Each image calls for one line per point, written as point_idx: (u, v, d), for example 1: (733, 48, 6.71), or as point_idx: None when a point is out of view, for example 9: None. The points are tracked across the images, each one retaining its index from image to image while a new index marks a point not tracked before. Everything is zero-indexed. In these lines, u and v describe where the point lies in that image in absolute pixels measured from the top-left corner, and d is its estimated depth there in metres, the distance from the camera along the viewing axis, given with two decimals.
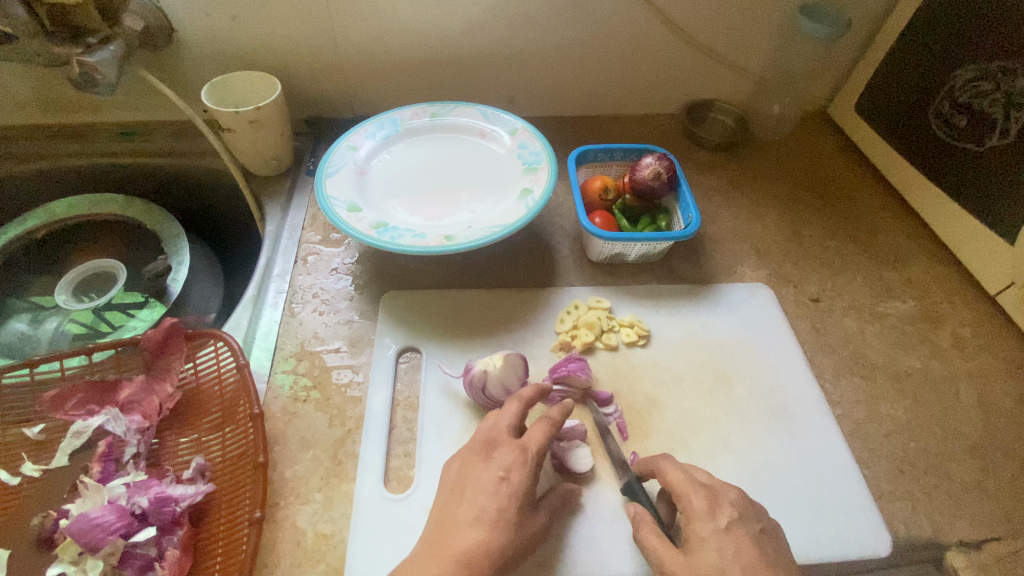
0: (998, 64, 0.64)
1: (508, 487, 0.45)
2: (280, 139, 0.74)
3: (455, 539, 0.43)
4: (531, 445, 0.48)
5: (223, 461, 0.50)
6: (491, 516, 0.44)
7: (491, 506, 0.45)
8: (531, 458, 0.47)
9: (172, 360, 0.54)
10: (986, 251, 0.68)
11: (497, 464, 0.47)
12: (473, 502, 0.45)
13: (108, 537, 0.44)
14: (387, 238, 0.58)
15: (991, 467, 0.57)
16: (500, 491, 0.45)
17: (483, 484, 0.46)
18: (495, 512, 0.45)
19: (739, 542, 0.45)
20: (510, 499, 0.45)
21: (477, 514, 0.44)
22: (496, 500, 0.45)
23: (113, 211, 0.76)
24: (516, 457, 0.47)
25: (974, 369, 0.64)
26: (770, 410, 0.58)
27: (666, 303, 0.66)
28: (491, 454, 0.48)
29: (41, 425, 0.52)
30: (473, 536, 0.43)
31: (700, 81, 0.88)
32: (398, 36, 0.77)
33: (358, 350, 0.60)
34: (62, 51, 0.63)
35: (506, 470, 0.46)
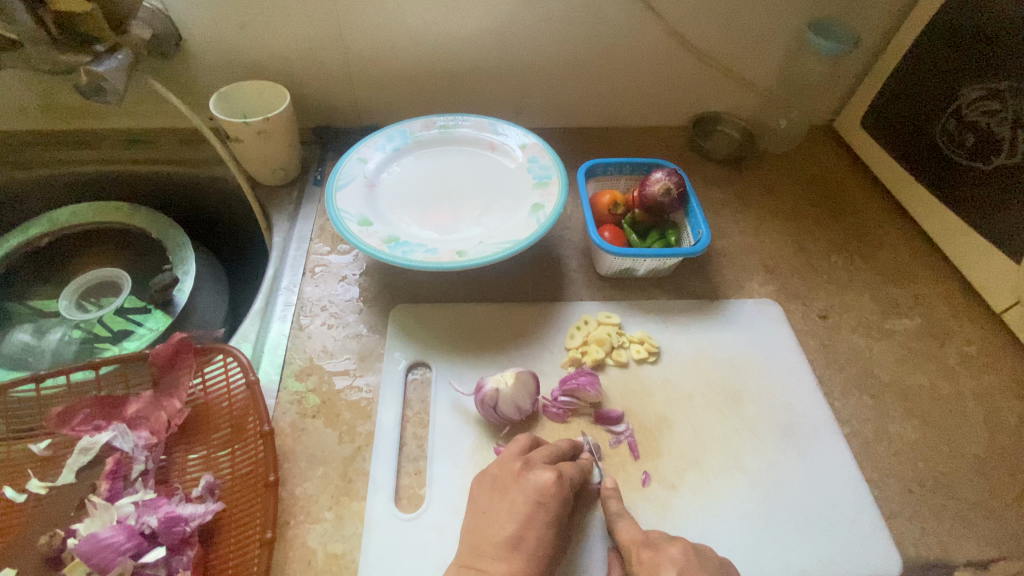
0: (1004, 84, 0.65)
1: (544, 511, 0.47)
2: (287, 149, 0.74)
3: (489, 566, 0.45)
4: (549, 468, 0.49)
5: (233, 479, 0.49)
6: (527, 544, 0.46)
7: (525, 532, 0.46)
8: (566, 485, 0.49)
9: (181, 375, 0.54)
10: (992, 269, 0.69)
11: (532, 486, 0.48)
12: (506, 526, 0.46)
13: (118, 559, 0.43)
14: (398, 253, 0.58)
15: (998, 486, 0.57)
16: (535, 517, 0.47)
17: (517, 508, 0.47)
18: (530, 538, 0.46)
19: None
20: (546, 526, 0.47)
21: (511, 538, 0.46)
22: (533, 526, 0.46)
23: (117, 220, 0.75)
24: (553, 481, 0.48)
25: (980, 387, 0.64)
26: (780, 428, 0.58)
27: (675, 318, 0.66)
28: (525, 475, 0.48)
29: (46, 441, 0.52)
30: (507, 564, 0.45)
31: (707, 95, 0.88)
32: (406, 46, 0.77)
33: (367, 365, 0.60)
34: (67, 59, 0.62)
35: (541, 495, 0.47)
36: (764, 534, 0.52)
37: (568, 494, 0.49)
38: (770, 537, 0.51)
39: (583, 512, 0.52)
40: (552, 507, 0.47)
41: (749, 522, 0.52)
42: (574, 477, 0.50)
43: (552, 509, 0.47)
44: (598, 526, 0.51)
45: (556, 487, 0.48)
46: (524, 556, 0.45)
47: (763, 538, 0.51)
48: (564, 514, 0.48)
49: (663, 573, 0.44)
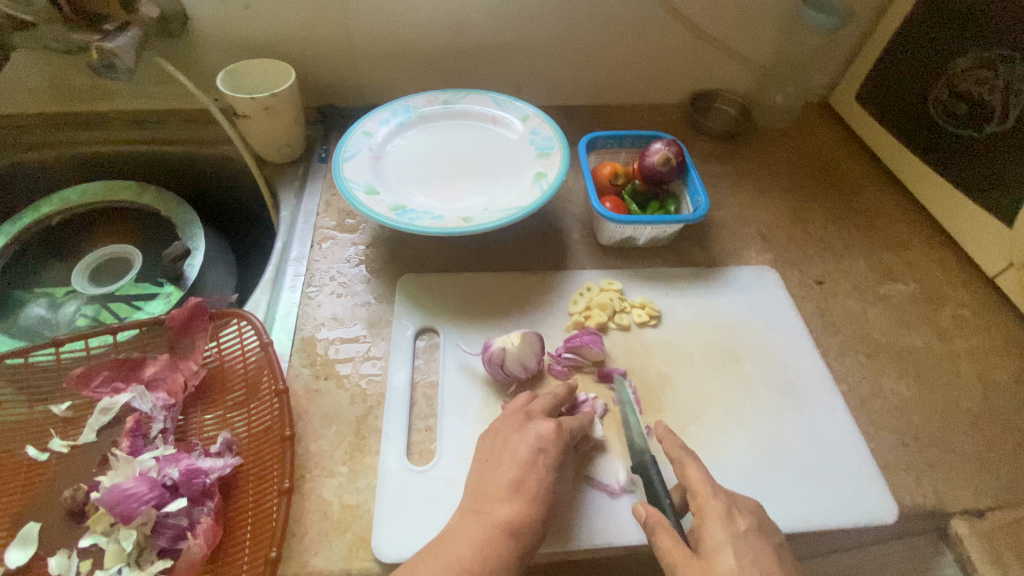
0: (996, 53, 0.66)
1: (543, 457, 0.48)
2: (293, 126, 0.75)
3: (495, 510, 0.45)
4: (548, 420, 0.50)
5: (250, 436, 0.51)
6: (528, 486, 0.47)
7: (526, 476, 0.47)
8: (565, 434, 0.50)
9: (196, 339, 0.55)
10: (985, 234, 0.70)
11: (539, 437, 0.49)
12: (509, 470, 0.47)
13: (141, 508, 0.44)
14: (405, 220, 0.60)
15: (992, 440, 0.59)
16: (535, 461, 0.48)
17: (518, 454, 0.48)
18: (531, 482, 0.47)
19: (764, 520, 0.46)
20: (547, 469, 0.48)
21: (513, 481, 0.47)
22: (534, 471, 0.47)
23: (127, 198, 0.76)
24: (553, 430, 0.49)
25: (974, 347, 0.66)
26: (779, 386, 0.60)
27: (675, 284, 0.68)
28: (526, 426, 0.50)
29: (68, 403, 0.53)
30: (512, 507, 0.45)
31: (705, 71, 0.90)
32: (408, 25, 0.78)
33: (377, 331, 0.61)
34: (81, 37, 0.66)
35: (542, 445, 0.49)
36: (764, 484, 0.53)
37: (566, 442, 0.50)
38: (770, 487, 0.53)
39: (585, 463, 0.53)
40: (554, 450, 0.49)
41: (749, 473, 0.54)
42: (574, 427, 0.51)
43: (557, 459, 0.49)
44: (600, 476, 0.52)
45: (555, 435, 0.49)
46: (525, 499, 0.46)
47: (762, 487, 0.53)
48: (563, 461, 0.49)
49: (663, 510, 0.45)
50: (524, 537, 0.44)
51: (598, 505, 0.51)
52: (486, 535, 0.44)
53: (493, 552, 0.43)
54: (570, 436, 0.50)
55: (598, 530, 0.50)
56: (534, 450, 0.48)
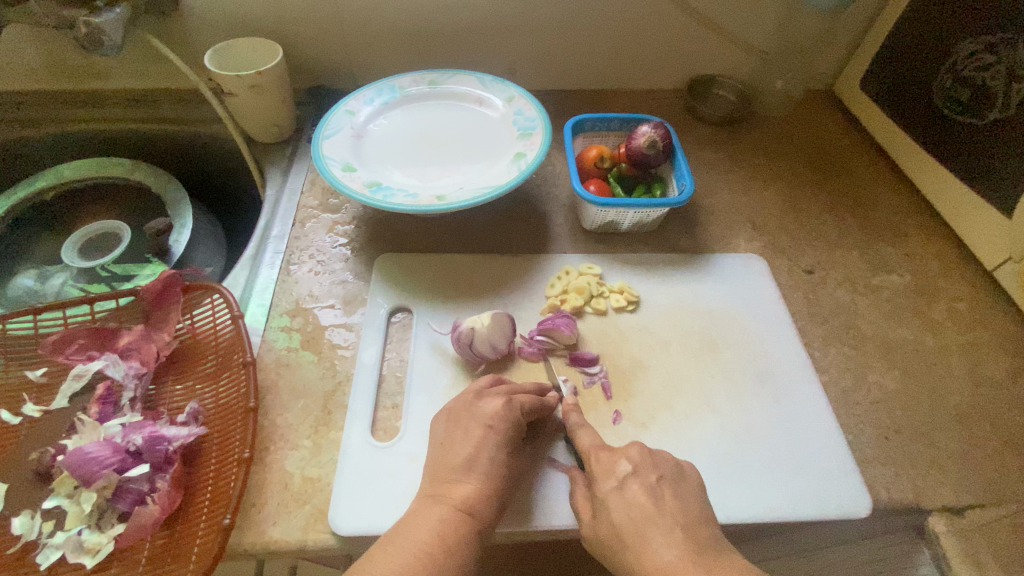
0: (999, 36, 0.63)
1: (494, 435, 0.48)
2: (281, 105, 0.75)
3: (453, 489, 0.46)
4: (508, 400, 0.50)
5: (216, 407, 0.51)
6: (481, 464, 0.47)
7: (479, 454, 0.47)
8: (515, 409, 0.50)
9: (171, 311, 0.56)
10: (984, 225, 0.68)
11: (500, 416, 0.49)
12: (463, 449, 0.47)
13: (103, 471, 0.45)
14: (380, 198, 0.59)
15: (978, 436, 0.56)
16: (487, 440, 0.48)
17: (470, 424, 0.48)
18: (484, 460, 0.47)
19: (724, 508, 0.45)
20: (498, 447, 0.48)
21: (467, 460, 0.47)
22: (486, 448, 0.47)
23: (119, 174, 0.78)
24: (501, 406, 0.49)
25: (967, 342, 0.64)
26: (756, 375, 0.58)
27: (657, 270, 0.67)
28: (476, 404, 0.50)
29: (42, 368, 0.54)
30: (467, 485, 0.46)
31: (703, 56, 0.87)
32: (398, 6, 0.78)
33: (351, 308, 0.61)
34: (71, 14, 0.66)
35: (502, 425, 0.48)
36: (733, 473, 0.52)
37: (517, 418, 0.49)
38: (738, 476, 0.52)
39: (550, 444, 0.53)
40: (510, 434, 0.49)
41: (718, 462, 0.53)
42: (526, 404, 0.50)
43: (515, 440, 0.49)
44: (561, 454, 0.52)
45: (506, 411, 0.49)
46: (479, 475, 0.46)
47: (730, 476, 0.52)
48: (515, 440, 0.49)
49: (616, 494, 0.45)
50: (481, 515, 0.45)
51: (561, 487, 0.51)
52: (444, 514, 0.44)
53: (453, 534, 0.43)
54: (520, 411, 0.50)
55: (559, 510, 0.49)
56: (488, 427, 0.48)
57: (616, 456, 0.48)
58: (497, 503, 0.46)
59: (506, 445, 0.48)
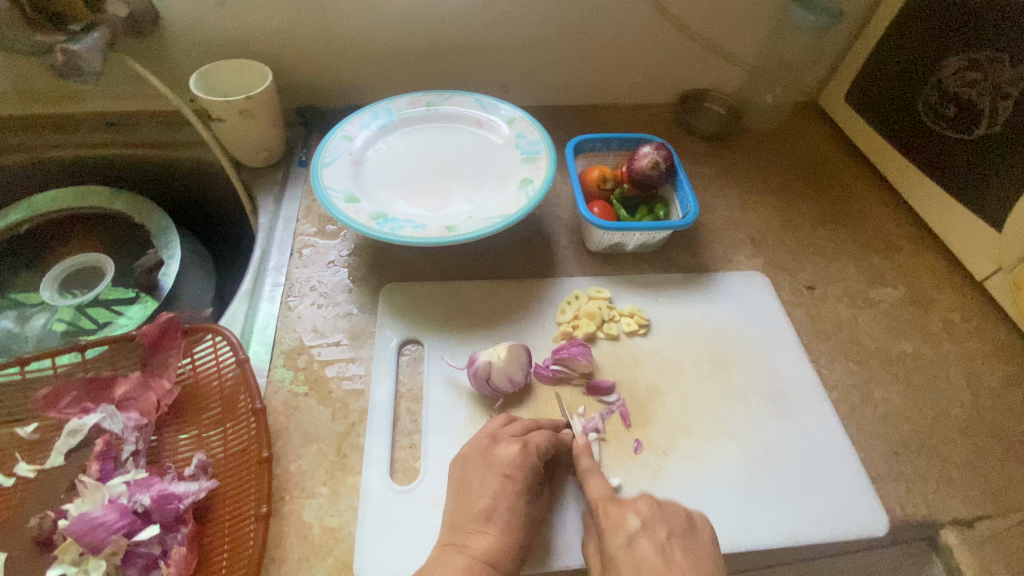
0: (985, 54, 0.65)
1: (512, 484, 0.47)
2: (271, 129, 0.72)
3: (471, 539, 0.45)
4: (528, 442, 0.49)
5: (226, 457, 0.49)
6: (500, 514, 0.46)
7: (497, 505, 0.46)
8: (531, 454, 0.49)
9: (170, 355, 0.53)
10: (973, 238, 0.70)
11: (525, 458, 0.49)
12: (481, 499, 0.47)
13: (111, 537, 0.43)
14: (387, 229, 0.58)
15: (981, 447, 0.58)
16: (504, 490, 0.47)
17: (488, 473, 0.47)
18: (502, 509, 0.46)
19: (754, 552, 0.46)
20: (516, 496, 0.47)
21: (484, 509, 0.46)
22: (505, 498, 0.47)
23: (98, 205, 0.73)
24: (517, 453, 0.48)
25: (963, 352, 0.66)
26: (768, 395, 0.59)
27: (665, 292, 0.67)
28: (488, 449, 0.49)
29: (34, 424, 0.51)
30: (486, 534, 0.45)
31: (695, 71, 0.88)
32: (389, 25, 0.76)
33: (359, 343, 0.59)
34: (45, 40, 0.63)
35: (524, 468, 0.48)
36: (754, 498, 0.53)
37: (531, 460, 0.49)
38: (760, 501, 0.52)
39: (568, 476, 0.53)
40: (529, 482, 0.48)
41: (739, 488, 0.53)
42: (541, 444, 0.50)
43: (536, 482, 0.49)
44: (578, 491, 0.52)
45: (524, 454, 0.48)
46: (503, 523, 0.46)
47: (753, 500, 0.52)
48: (531, 482, 0.48)
49: (632, 558, 0.45)
50: (503, 566, 0.44)
51: (578, 524, 0.50)
52: (465, 564, 0.43)
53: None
54: (537, 454, 0.49)
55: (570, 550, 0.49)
56: (503, 476, 0.47)
57: (625, 509, 0.48)
58: (517, 550, 0.45)
59: (525, 492, 0.48)
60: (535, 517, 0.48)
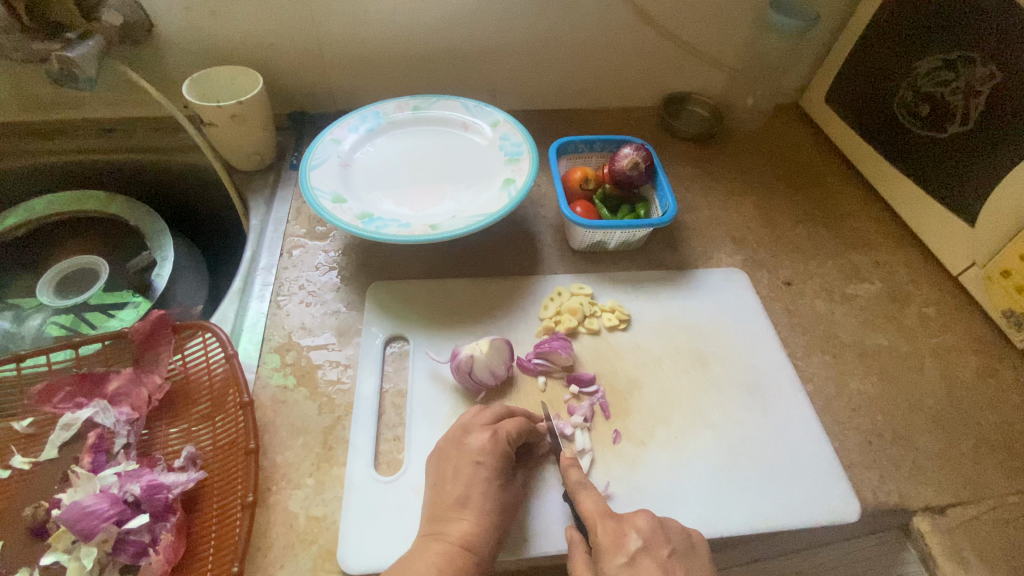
0: (955, 55, 0.67)
1: (484, 471, 0.49)
2: (263, 134, 0.74)
3: (449, 526, 0.46)
4: (507, 431, 0.51)
5: (215, 450, 0.51)
6: (474, 500, 0.48)
7: (471, 492, 0.48)
8: (501, 440, 0.50)
9: (160, 352, 0.55)
10: (947, 234, 0.72)
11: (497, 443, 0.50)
12: (455, 487, 0.48)
13: (101, 525, 0.44)
14: (372, 229, 0.59)
15: (954, 436, 0.60)
16: (477, 476, 0.48)
17: (465, 465, 0.49)
18: (476, 496, 0.48)
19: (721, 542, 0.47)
20: (489, 481, 0.49)
21: (460, 497, 0.48)
22: (480, 488, 0.48)
23: (94, 208, 0.75)
24: (488, 440, 0.50)
25: (938, 345, 0.67)
26: (745, 387, 0.61)
27: (646, 288, 0.68)
28: (463, 440, 0.50)
29: (29, 419, 0.53)
30: (463, 521, 0.47)
31: (678, 74, 0.90)
32: (377, 32, 0.78)
33: (346, 340, 0.61)
34: (42, 48, 0.64)
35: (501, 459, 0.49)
36: (730, 486, 0.54)
37: (504, 448, 0.50)
38: (736, 489, 0.54)
39: (544, 466, 0.54)
40: (500, 467, 0.49)
41: (715, 477, 0.54)
42: (511, 431, 0.51)
43: (506, 465, 0.50)
44: (552, 479, 0.53)
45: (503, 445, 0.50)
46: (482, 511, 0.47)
47: (729, 489, 0.54)
48: (505, 470, 0.50)
49: (621, 548, 0.44)
50: (478, 550, 0.46)
51: (555, 511, 0.51)
52: (443, 549, 0.45)
53: (450, 567, 0.44)
54: (507, 442, 0.50)
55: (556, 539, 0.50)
56: (477, 462, 0.49)
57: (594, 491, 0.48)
58: (492, 534, 0.47)
59: (496, 476, 0.49)
60: (508, 504, 0.49)
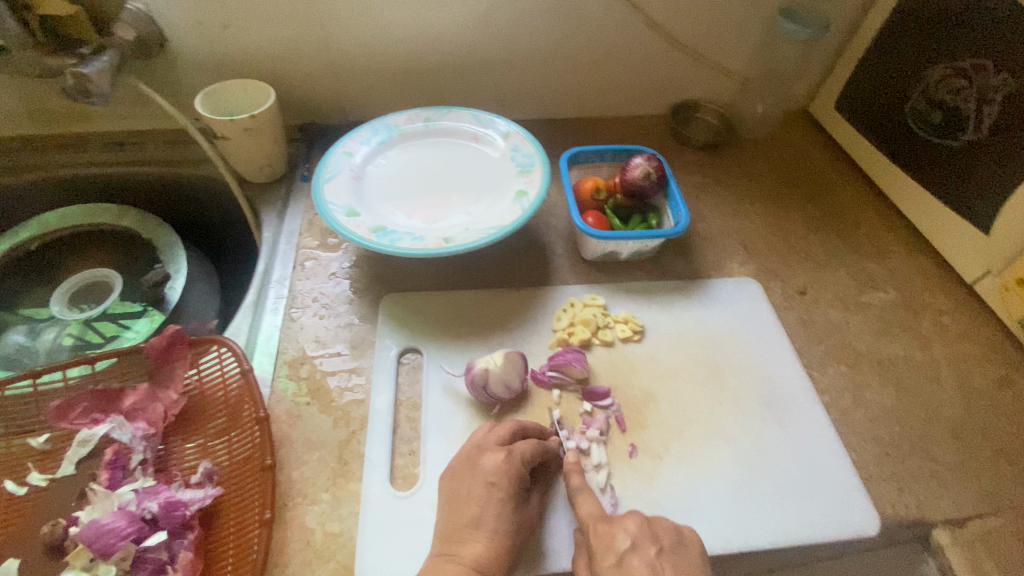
0: (969, 62, 0.67)
1: (498, 492, 0.49)
2: (274, 146, 0.74)
3: (462, 548, 0.46)
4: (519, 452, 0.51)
5: (231, 465, 0.51)
6: (488, 521, 0.47)
7: (485, 513, 0.48)
8: (515, 461, 0.50)
9: (176, 367, 0.55)
10: (961, 242, 0.71)
11: (512, 465, 0.50)
12: (469, 508, 0.48)
13: (120, 543, 0.44)
14: (386, 242, 0.60)
15: (972, 447, 0.59)
16: (491, 490, 0.49)
17: (477, 489, 0.49)
18: (490, 517, 0.48)
19: None
20: (502, 503, 0.48)
21: (474, 518, 0.48)
22: (492, 500, 0.48)
23: (108, 221, 0.76)
24: (502, 461, 0.50)
25: (954, 354, 0.67)
26: (761, 399, 0.60)
27: (659, 299, 0.68)
28: (478, 460, 0.51)
29: (46, 435, 0.53)
30: (478, 543, 0.46)
31: (687, 82, 0.90)
32: (388, 43, 0.78)
33: (359, 352, 0.61)
34: (53, 62, 0.64)
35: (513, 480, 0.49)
36: (748, 500, 0.54)
37: (519, 470, 0.50)
38: (754, 503, 0.53)
39: (559, 480, 0.54)
40: (513, 490, 0.49)
41: (732, 490, 0.54)
42: (525, 453, 0.51)
43: (520, 485, 0.50)
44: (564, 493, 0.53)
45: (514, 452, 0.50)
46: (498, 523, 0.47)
47: (746, 503, 0.53)
48: (519, 490, 0.50)
49: (616, 548, 0.46)
50: (491, 573, 0.46)
51: (570, 526, 0.51)
52: (457, 572, 0.45)
53: None
54: (520, 463, 0.50)
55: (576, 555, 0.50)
56: (491, 484, 0.49)
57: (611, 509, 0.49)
58: (506, 556, 0.47)
59: (510, 498, 0.49)
60: (523, 524, 0.49)
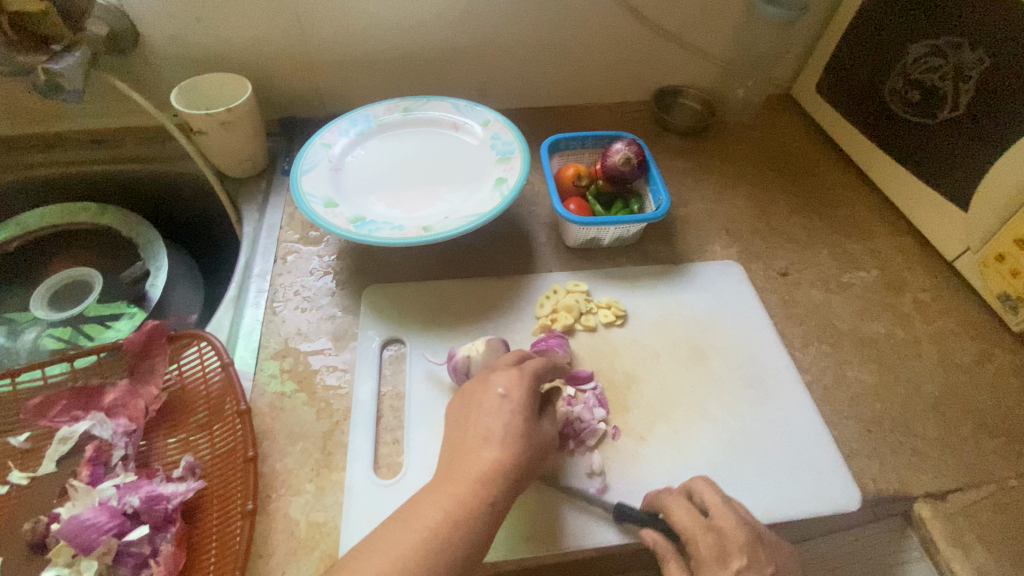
0: (945, 40, 0.66)
1: (510, 403, 0.47)
2: (253, 140, 0.74)
3: None
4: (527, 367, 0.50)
5: (213, 459, 0.51)
6: None
7: None
8: (527, 373, 0.49)
9: (156, 362, 0.55)
10: (941, 220, 0.72)
11: (522, 378, 0.49)
12: (482, 423, 0.46)
13: (101, 538, 0.44)
14: (364, 232, 0.59)
15: (953, 423, 0.60)
16: None
17: (486, 405, 0.47)
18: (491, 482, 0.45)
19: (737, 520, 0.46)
20: (513, 414, 0.46)
21: None
22: None
23: (87, 220, 0.75)
24: (513, 374, 0.49)
25: (934, 331, 0.67)
26: (744, 379, 0.61)
27: (642, 284, 0.68)
28: (488, 379, 0.49)
29: (26, 434, 0.52)
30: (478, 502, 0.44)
31: (669, 68, 0.90)
32: (365, 34, 0.77)
33: (342, 344, 0.61)
34: (25, 59, 0.63)
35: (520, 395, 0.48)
36: (730, 479, 0.54)
37: (530, 382, 0.49)
38: (736, 482, 0.54)
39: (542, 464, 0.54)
40: (525, 400, 0.48)
41: (714, 470, 0.54)
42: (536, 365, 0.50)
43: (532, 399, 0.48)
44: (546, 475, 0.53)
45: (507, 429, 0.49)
46: None
47: (729, 481, 0.54)
48: (533, 404, 0.48)
49: None
50: None
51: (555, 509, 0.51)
52: None
53: None
54: (534, 374, 0.49)
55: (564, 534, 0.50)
56: (517, 414, 0.47)
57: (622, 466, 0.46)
58: None
59: (522, 410, 0.47)
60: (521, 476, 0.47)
